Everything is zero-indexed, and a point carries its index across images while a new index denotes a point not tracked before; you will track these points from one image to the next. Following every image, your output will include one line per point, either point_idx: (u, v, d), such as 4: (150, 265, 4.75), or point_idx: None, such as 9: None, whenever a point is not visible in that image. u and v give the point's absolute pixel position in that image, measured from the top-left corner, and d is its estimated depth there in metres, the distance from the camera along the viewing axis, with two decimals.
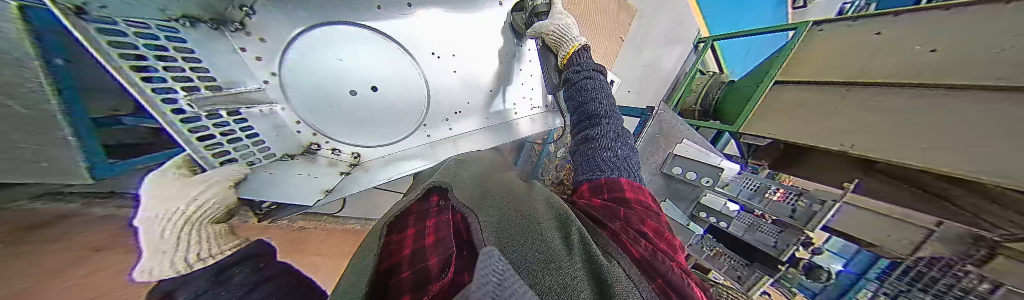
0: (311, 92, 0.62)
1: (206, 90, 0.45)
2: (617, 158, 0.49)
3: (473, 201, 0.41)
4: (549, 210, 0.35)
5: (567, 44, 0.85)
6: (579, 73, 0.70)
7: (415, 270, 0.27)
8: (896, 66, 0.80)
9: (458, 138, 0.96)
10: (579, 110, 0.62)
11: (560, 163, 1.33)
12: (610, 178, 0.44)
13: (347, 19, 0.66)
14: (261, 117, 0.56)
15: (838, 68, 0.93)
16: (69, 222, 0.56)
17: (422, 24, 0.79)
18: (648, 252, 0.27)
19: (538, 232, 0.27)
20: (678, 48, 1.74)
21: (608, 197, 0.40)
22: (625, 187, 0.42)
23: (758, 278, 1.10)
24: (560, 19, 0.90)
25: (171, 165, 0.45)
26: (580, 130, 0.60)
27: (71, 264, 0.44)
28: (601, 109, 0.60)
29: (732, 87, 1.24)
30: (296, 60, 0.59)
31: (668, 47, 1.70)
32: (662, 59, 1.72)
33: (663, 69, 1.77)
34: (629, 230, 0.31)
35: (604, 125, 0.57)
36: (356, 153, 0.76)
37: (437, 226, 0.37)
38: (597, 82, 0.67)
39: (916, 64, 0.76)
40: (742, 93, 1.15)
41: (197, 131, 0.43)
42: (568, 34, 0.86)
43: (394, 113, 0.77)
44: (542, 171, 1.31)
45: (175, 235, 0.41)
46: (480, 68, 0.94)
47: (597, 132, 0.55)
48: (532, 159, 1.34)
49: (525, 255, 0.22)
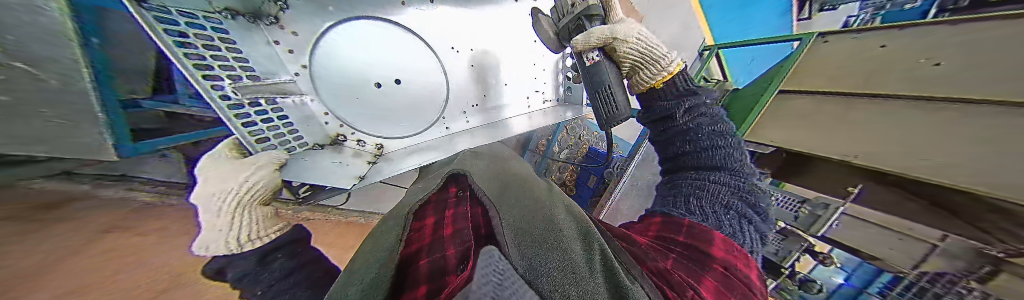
0: (336, 85, 0.68)
1: (247, 79, 0.54)
2: (716, 207, 0.38)
3: (498, 203, 0.42)
4: (573, 223, 0.34)
5: (665, 61, 0.56)
6: (689, 94, 0.53)
7: (436, 259, 0.28)
8: (901, 80, 0.78)
9: (474, 130, 0.98)
10: (671, 132, 0.51)
11: (562, 165, 1.35)
12: (693, 223, 0.35)
13: (375, 20, 0.72)
14: (293, 106, 0.63)
15: (841, 76, 0.91)
16: (72, 203, 0.57)
17: (439, 17, 0.83)
18: (698, 297, 0.22)
19: (561, 243, 0.27)
20: (682, 55, 1.75)
21: (669, 231, 0.35)
22: (708, 232, 0.33)
23: (760, 281, 1.15)
24: (632, 24, 0.64)
25: (224, 147, 0.54)
26: (675, 162, 0.50)
27: (77, 240, 0.45)
28: (720, 144, 0.45)
29: (732, 96, 1.20)
30: (327, 49, 0.66)
31: (672, 53, 1.71)
32: None
33: None
34: (679, 274, 0.26)
35: (717, 165, 0.44)
36: (379, 145, 0.80)
37: (455, 218, 0.38)
38: (708, 105, 0.51)
39: (920, 78, 0.75)
40: (745, 101, 1.14)
41: (235, 111, 0.51)
42: (659, 49, 0.57)
43: (410, 105, 0.81)
44: (545, 171, 1.33)
45: (230, 213, 0.48)
46: (489, 65, 0.96)
47: (702, 170, 0.44)
48: (535, 159, 1.35)
49: (543, 268, 0.23)
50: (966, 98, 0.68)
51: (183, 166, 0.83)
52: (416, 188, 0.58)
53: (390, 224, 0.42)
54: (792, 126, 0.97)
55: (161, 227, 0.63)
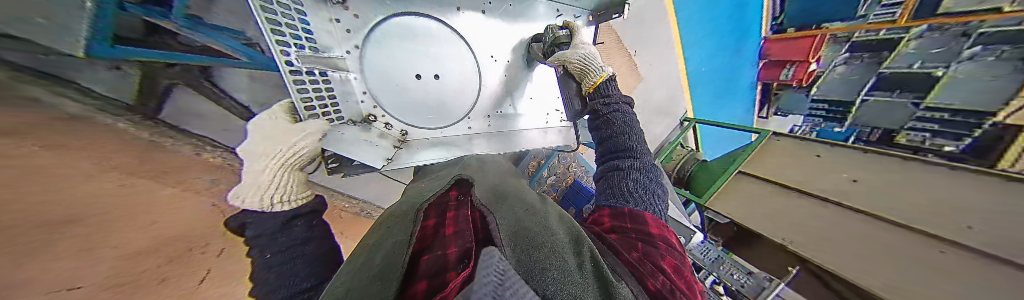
0: (383, 66, 0.59)
1: (309, 51, 0.48)
2: (642, 192, 0.48)
3: (495, 205, 0.42)
4: (563, 228, 0.35)
5: (592, 74, 0.71)
6: (611, 98, 0.66)
7: (436, 256, 0.27)
8: (832, 188, 1.03)
9: (498, 136, 0.85)
10: (611, 132, 0.60)
11: (547, 190, 1.35)
12: (633, 210, 0.43)
13: (428, 12, 0.64)
14: (339, 82, 0.54)
15: (785, 174, 1.17)
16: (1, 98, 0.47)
17: (475, 28, 0.73)
18: (664, 290, 0.26)
19: (554, 243, 0.29)
20: (668, 119, 1.98)
21: (626, 226, 0.40)
22: (647, 222, 0.41)
23: None
24: (584, 48, 0.77)
25: (279, 109, 0.52)
26: (610, 155, 0.58)
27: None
28: (634, 138, 0.58)
29: (704, 166, 1.37)
30: (383, 30, 0.58)
31: (659, 116, 1.93)
32: (653, 125, 1.94)
33: (652, 133, 1.97)
34: (646, 264, 0.30)
35: (632, 150, 0.56)
36: (406, 131, 0.66)
37: (454, 215, 0.37)
38: (626, 107, 0.64)
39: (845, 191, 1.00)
40: (711, 173, 1.31)
41: (298, 84, 0.48)
42: (593, 64, 0.72)
43: (446, 101, 0.71)
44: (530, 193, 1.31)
45: (270, 174, 0.51)
46: (518, 79, 0.88)
47: (631, 161, 0.54)
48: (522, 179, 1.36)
49: (541, 263, 0.24)
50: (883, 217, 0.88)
51: (140, 87, 0.73)
52: (422, 184, 0.57)
53: (393, 224, 0.40)
54: (747, 205, 1.15)
55: (106, 153, 0.54)
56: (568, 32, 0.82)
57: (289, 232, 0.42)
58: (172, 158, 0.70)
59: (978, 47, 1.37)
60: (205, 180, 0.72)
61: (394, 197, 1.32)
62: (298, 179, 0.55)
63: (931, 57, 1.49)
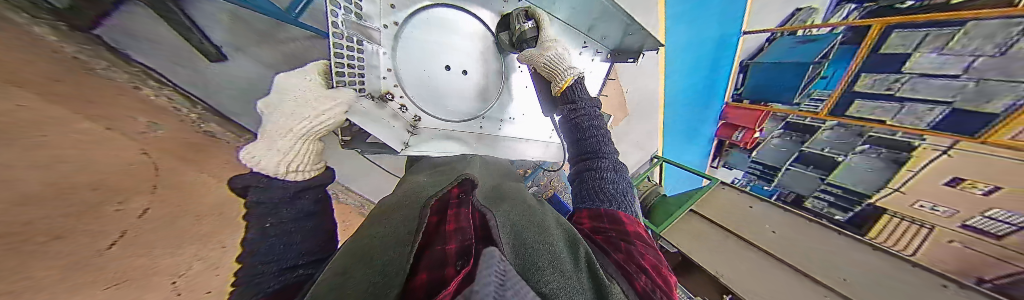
0: (414, 48, 0.57)
1: (353, 18, 0.46)
2: (614, 190, 0.49)
3: (492, 200, 0.40)
4: (557, 227, 0.34)
5: (559, 76, 0.64)
6: (579, 101, 0.65)
7: (437, 252, 0.27)
8: (755, 233, 1.24)
9: (506, 141, 0.82)
10: (583, 135, 0.60)
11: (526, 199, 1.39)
12: (610, 210, 0.43)
13: (468, 7, 0.63)
14: (368, 54, 0.51)
15: (725, 218, 1.37)
16: None
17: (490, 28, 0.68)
18: (649, 290, 0.27)
19: (548, 239, 0.29)
20: (641, 153, 2.19)
21: (608, 227, 0.40)
22: (623, 220, 0.41)
23: None
24: (551, 45, 0.67)
25: (315, 71, 0.59)
26: (582, 158, 0.58)
27: None
28: (602, 139, 0.59)
29: (663, 199, 1.56)
30: (425, 14, 0.57)
31: (635, 149, 2.13)
32: (629, 156, 2.13)
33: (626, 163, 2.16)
34: (631, 263, 0.31)
35: (602, 150, 0.57)
36: (419, 118, 0.62)
37: (456, 210, 0.35)
38: (589, 108, 0.64)
39: (764, 238, 1.21)
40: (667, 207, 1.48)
41: (337, 47, 0.46)
42: (562, 64, 0.65)
43: (466, 96, 0.68)
44: None
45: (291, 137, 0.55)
46: None
47: (599, 161, 0.55)
48: None
49: (539, 259, 0.24)
50: (788, 263, 1.08)
51: None
52: (421, 178, 0.52)
53: (391, 216, 0.38)
54: (692, 239, 1.32)
55: (14, 64, 0.45)
56: (534, 26, 0.67)
57: (290, 204, 0.46)
58: (101, 87, 0.58)
59: (866, 145, 1.76)
60: (136, 120, 0.61)
61: (368, 179, 1.22)
62: (313, 150, 0.58)
63: (833, 147, 1.88)
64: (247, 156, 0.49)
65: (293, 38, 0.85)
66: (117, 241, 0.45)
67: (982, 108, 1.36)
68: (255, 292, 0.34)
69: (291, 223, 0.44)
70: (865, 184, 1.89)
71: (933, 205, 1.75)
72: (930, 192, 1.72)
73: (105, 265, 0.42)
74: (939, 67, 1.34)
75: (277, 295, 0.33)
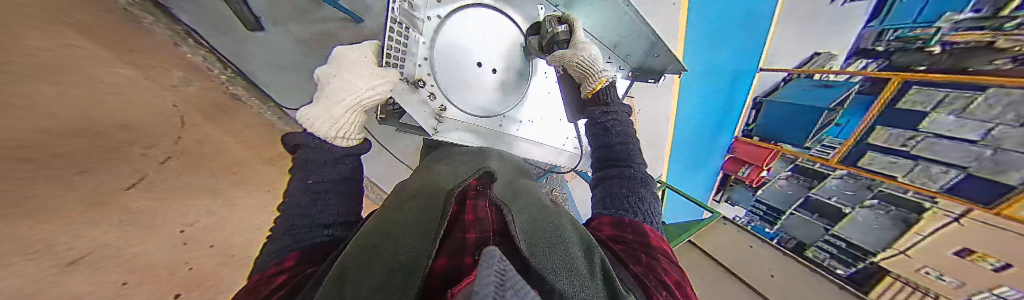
0: (451, 41, 0.59)
1: (404, 6, 0.49)
2: (636, 198, 0.47)
3: (510, 196, 0.40)
4: (574, 231, 0.34)
5: (589, 78, 0.67)
6: (608, 106, 0.66)
7: (457, 240, 0.28)
8: (754, 275, 1.21)
9: (521, 141, 0.82)
10: (609, 141, 0.60)
11: None
12: (635, 221, 0.43)
13: (504, 10, 0.66)
14: (410, 39, 0.53)
15: (724, 254, 1.35)
16: None
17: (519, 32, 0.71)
18: None
19: (563, 243, 0.29)
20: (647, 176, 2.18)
21: (629, 237, 0.40)
22: (647, 234, 0.41)
23: None
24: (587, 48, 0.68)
25: (369, 43, 0.58)
26: (607, 163, 0.57)
27: None
28: (631, 147, 0.58)
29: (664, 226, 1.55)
30: (465, 13, 0.60)
31: None
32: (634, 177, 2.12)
33: None
34: (652, 279, 0.31)
35: (626, 157, 0.57)
36: (444, 108, 0.63)
37: (474, 201, 0.36)
38: (616, 114, 0.64)
39: (762, 281, 1.19)
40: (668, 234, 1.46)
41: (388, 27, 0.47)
42: (596, 65, 0.66)
43: (491, 93, 0.69)
44: None
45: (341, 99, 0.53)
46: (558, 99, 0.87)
47: (624, 169, 0.54)
48: None
49: (553, 262, 0.25)
50: None
51: None
52: (441, 166, 0.52)
53: (412, 199, 0.39)
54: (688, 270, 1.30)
55: None
56: (566, 29, 0.69)
57: (332, 165, 0.50)
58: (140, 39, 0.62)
59: (875, 200, 1.72)
60: (167, 76, 0.65)
61: (377, 164, 1.24)
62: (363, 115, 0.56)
63: (840, 197, 1.82)
64: (302, 116, 0.49)
65: (325, 19, 0.82)
66: (132, 186, 0.48)
67: (999, 179, 1.32)
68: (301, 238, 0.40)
69: (330, 183, 0.49)
70: (866, 239, 1.86)
71: (940, 273, 1.71)
72: (937, 258, 1.68)
73: (115, 207, 0.45)
74: (955, 131, 1.30)
75: (305, 253, 0.38)
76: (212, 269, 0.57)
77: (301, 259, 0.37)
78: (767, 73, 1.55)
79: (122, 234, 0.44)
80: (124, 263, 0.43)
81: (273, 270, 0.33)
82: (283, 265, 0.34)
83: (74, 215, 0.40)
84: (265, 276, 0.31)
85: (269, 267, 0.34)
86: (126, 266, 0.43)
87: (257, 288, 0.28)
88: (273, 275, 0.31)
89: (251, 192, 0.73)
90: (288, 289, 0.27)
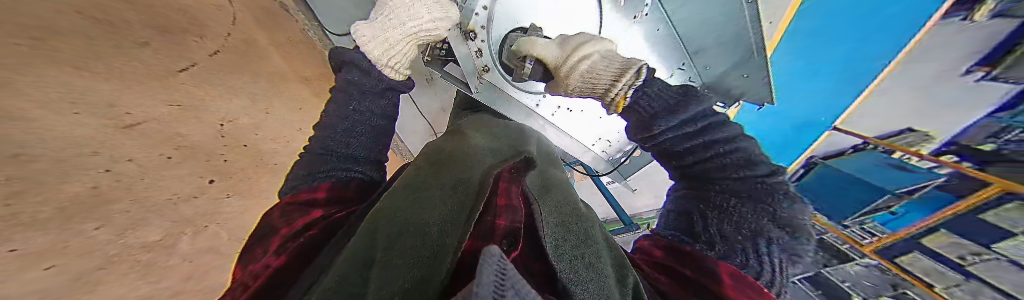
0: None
1: None
2: (763, 247, 0.28)
3: (543, 190, 0.37)
4: (604, 243, 0.31)
5: (607, 96, 0.41)
6: (685, 105, 0.35)
7: (486, 224, 0.24)
8: None
9: (549, 129, 0.71)
10: (685, 159, 0.36)
11: None
12: (705, 255, 0.29)
13: None
14: None
15: None
16: None
17: None
18: None
19: (597, 262, 0.25)
20: None
21: (671, 273, 0.29)
22: (709, 273, 0.27)
23: None
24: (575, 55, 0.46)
25: None
26: (689, 178, 0.36)
27: None
28: (733, 160, 0.33)
29: None
30: None
31: None
32: None
33: None
34: None
35: (724, 183, 0.33)
36: (485, 68, 0.59)
37: (507, 185, 0.32)
38: (664, 98, 0.36)
39: None
40: None
41: None
42: (603, 72, 0.43)
43: None
44: None
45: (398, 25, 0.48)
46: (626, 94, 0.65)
47: (728, 200, 0.31)
48: None
49: (584, 279, 0.21)
50: None
51: None
52: (479, 139, 0.49)
53: (448, 167, 0.37)
54: None
55: None
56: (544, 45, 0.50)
57: (374, 97, 0.43)
58: None
59: None
60: None
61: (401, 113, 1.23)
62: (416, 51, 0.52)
63: (858, 284, 1.18)
64: (358, 29, 0.44)
65: None
66: (187, 68, 0.50)
67: None
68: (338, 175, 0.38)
69: (368, 117, 0.41)
70: None
71: None
72: None
73: (173, 85, 0.47)
74: None
75: (336, 188, 0.37)
76: (240, 167, 0.60)
77: (331, 194, 0.36)
78: (833, 134, 0.90)
79: (173, 113, 0.47)
80: (170, 140, 0.46)
81: (304, 197, 0.35)
82: (314, 194, 0.35)
83: (140, 81, 0.42)
84: (299, 203, 0.34)
85: (306, 192, 0.35)
86: (171, 144, 0.46)
87: (296, 217, 0.32)
88: (306, 207, 0.34)
89: (286, 108, 0.76)
90: (318, 230, 0.31)
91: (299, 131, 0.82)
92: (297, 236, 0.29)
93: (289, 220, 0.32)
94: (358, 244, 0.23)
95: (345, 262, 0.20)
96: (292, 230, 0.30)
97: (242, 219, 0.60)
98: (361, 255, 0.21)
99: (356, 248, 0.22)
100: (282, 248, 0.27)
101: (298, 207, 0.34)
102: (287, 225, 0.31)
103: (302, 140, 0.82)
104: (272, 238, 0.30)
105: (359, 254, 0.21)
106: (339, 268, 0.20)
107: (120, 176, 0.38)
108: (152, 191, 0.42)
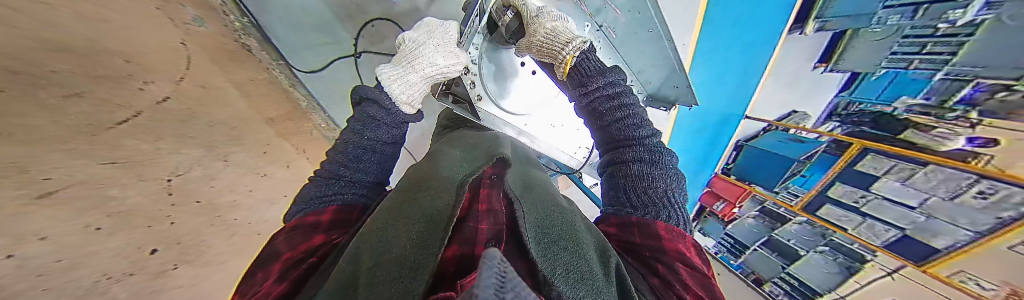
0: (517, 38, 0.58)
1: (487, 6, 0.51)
2: (672, 199, 0.36)
3: (524, 190, 0.38)
4: (590, 236, 0.30)
5: (559, 57, 0.49)
6: (610, 72, 0.45)
7: (469, 229, 0.25)
8: None
9: (540, 144, 0.74)
10: (606, 120, 0.45)
11: None
12: (643, 219, 0.33)
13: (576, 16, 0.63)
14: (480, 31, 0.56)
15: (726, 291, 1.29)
16: None
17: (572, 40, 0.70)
18: None
19: (576, 242, 0.26)
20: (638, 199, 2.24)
21: (635, 249, 0.31)
22: (666, 244, 0.31)
23: None
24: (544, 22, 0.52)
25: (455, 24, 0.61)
26: (609, 150, 0.44)
27: None
28: (634, 122, 0.43)
29: None
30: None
31: None
32: None
33: None
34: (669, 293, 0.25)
35: (632, 145, 0.41)
36: (480, 98, 0.61)
37: (488, 190, 0.33)
38: (597, 65, 0.48)
39: None
40: None
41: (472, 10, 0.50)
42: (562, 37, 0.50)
43: (539, 95, 0.67)
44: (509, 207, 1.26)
45: (411, 68, 0.52)
46: None
47: (640, 165, 0.39)
48: None
49: (569, 265, 0.22)
50: None
51: None
52: (454, 152, 0.50)
53: (429, 186, 0.36)
54: None
55: None
56: (514, 16, 0.55)
57: (382, 129, 0.46)
58: None
59: None
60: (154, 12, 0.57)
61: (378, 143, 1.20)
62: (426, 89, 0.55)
63: (800, 240, 1.34)
64: (380, 72, 0.50)
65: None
66: (128, 120, 0.45)
67: (928, 241, 1.00)
68: (340, 201, 0.39)
69: (378, 149, 0.45)
70: (822, 281, 1.39)
71: None
72: None
73: (106, 139, 0.41)
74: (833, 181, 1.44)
75: (343, 210, 0.38)
76: (191, 229, 0.51)
77: (337, 217, 0.36)
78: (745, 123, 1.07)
79: (107, 172, 0.40)
80: (102, 207, 0.38)
81: (311, 220, 0.34)
82: (320, 217, 0.35)
83: (67, 141, 0.36)
84: (304, 226, 0.33)
85: (309, 216, 0.35)
86: (105, 210, 0.39)
87: (301, 241, 0.31)
88: (312, 229, 0.33)
89: (251, 154, 0.69)
90: (320, 257, 0.29)
91: (264, 176, 0.72)
92: (299, 264, 0.27)
93: (293, 242, 0.30)
94: (347, 267, 0.22)
95: (330, 291, 0.20)
96: (296, 254, 0.29)
97: (199, 291, 0.50)
98: (347, 281, 0.20)
99: (342, 274, 0.21)
100: (285, 275, 0.25)
101: (304, 230, 0.32)
102: (291, 248, 0.29)
103: (268, 187, 0.73)
104: (274, 262, 0.27)
105: (344, 282, 0.20)
106: (327, 294, 0.20)
107: (25, 261, 0.30)
108: (76, 272, 0.34)
